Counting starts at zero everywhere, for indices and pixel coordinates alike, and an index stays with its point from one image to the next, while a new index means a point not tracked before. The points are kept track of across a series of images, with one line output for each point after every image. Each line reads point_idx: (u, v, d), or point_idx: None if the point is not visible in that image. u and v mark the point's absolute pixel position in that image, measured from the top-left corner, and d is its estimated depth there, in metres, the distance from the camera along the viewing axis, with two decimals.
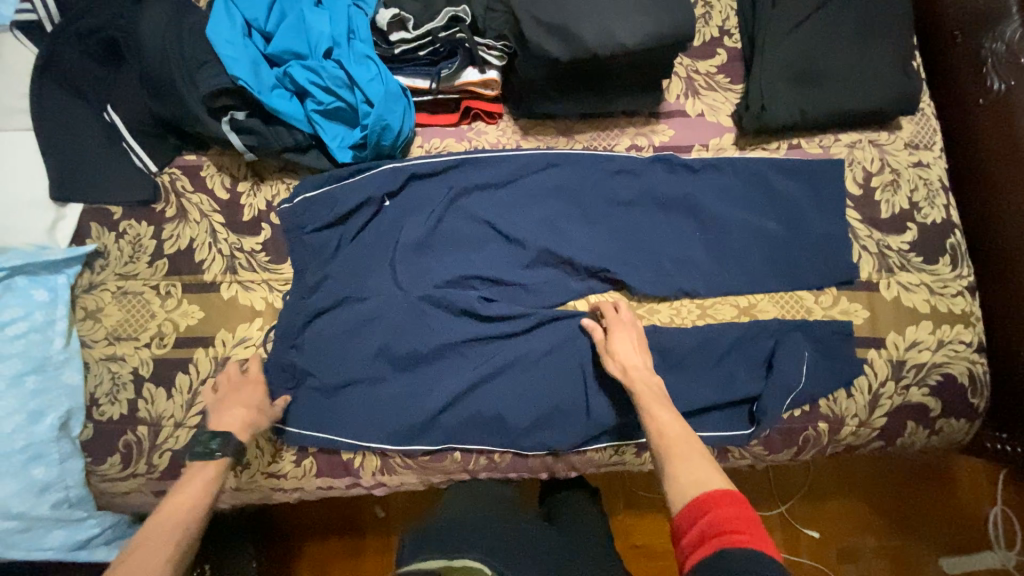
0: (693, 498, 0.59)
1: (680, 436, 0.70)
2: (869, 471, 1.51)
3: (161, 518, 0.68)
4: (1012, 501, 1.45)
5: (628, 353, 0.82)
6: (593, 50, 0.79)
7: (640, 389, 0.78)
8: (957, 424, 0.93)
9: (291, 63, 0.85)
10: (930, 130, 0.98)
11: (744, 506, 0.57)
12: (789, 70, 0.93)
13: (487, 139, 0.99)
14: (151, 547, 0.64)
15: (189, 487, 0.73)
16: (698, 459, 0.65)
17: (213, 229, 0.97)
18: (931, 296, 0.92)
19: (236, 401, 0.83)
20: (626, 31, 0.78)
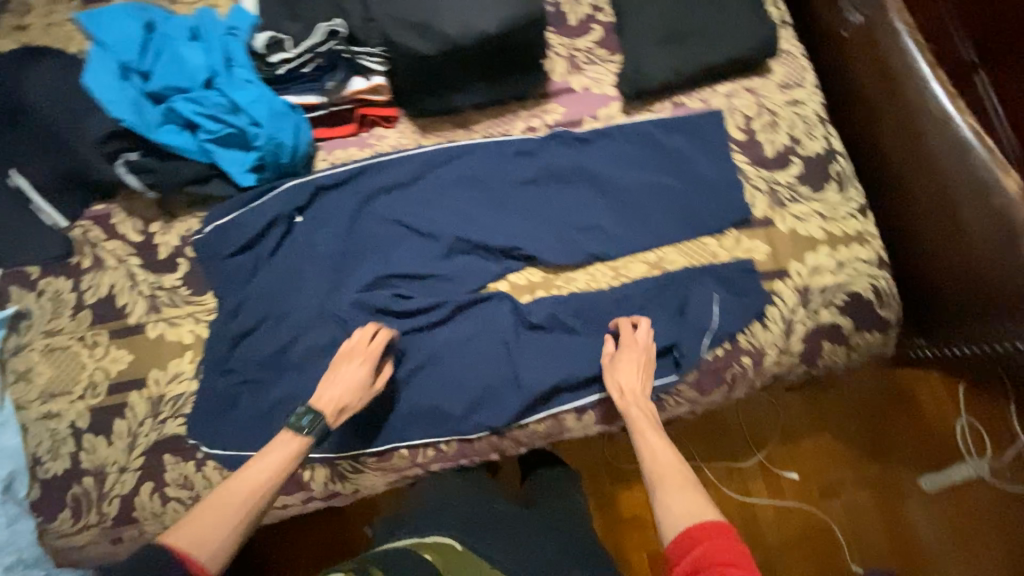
0: (684, 528, 0.65)
1: (671, 465, 0.74)
2: (835, 404, 1.53)
3: (234, 486, 0.68)
4: (976, 409, 1.47)
5: (629, 375, 0.86)
6: (454, 39, 0.90)
7: (633, 411, 0.83)
8: (872, 337, 0.96)
9: (174, 98, 0.88)
10: (799, 69, 1.04)
11: (733, 538, 0.63)
12: (656, 33, 0.99)
13: (388, 142, 1.01)
14: (221, 516, 0.64)
15: (271, 456, 0.72)
16: (691, 490, 0.69)
17: (131, 273, 0.98)
18: (824, 222, 0.98)
19: (342, 377, 0.81)
20: (482, 19, 0.90)
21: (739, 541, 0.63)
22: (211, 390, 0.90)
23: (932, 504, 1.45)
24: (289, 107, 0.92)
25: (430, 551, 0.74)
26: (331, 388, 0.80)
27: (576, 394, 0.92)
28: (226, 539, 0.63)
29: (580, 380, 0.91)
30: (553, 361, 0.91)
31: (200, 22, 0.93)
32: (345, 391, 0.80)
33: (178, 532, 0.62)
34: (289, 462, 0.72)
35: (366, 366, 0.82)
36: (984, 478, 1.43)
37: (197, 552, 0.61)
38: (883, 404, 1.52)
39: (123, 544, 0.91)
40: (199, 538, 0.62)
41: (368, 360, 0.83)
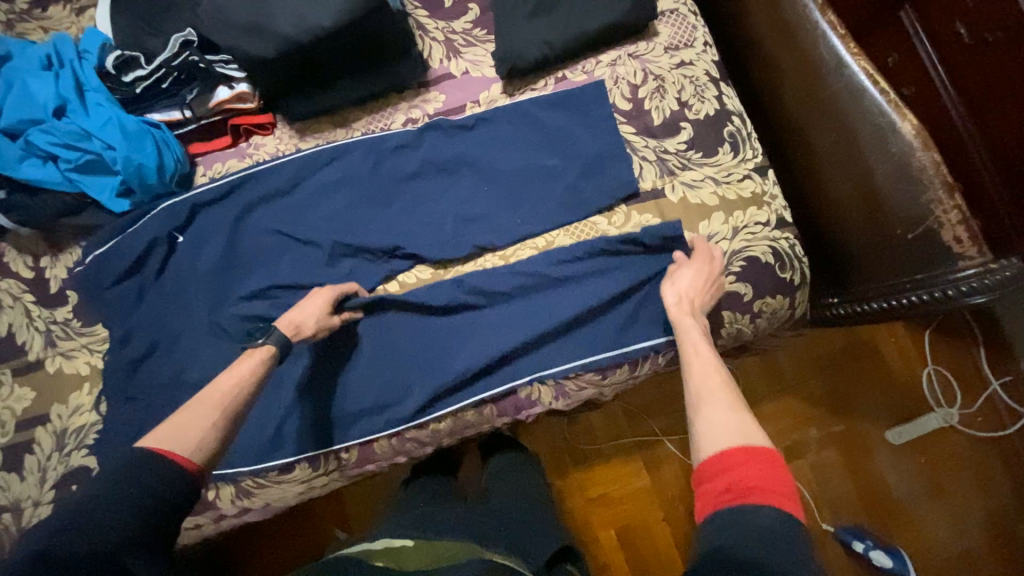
0: (725, 447, 0.61)
1: (717, 385, 0.72)
2: (799, 361, 1.47)
3: (210, 394, 0.70)
4: (941, 357, 1.42)
5: (695, 286, 0.85)
6: (294, 38, 0.85)
7: (681, 321, 0.81)
8: (775, 301, 0.93)
9: (29, 131, 0.87)
10: (688, 28, 0.99)
11: (777, 467, 0.59)
12: (525, 5, 0.93)
13: (266, 150, 0.99)
14: (199, 415, 0.66)
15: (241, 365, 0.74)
16: (726, 412, 0.66)
17: (27, 310, 0.97)
18: (718, 187, 0.94)
19: (304, 304, 0.85)
20: (318, 13, 0.85)
21: (781, 471, 0.59)
22: (109, 420, 0.89)
23: (901, 457, 1.40)
24: (146, 126, 0.90)
25: (382, 557, 0.77)
26: (292, 311, 0.84)
27: (472, 390, 0.91)
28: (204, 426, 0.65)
29: (475, 375, 0.91)
30: (446, 358, 0.91)
31: (53, 49, 0.91)
32: (308, 314, 0.83)
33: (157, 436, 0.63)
34: (254, 365, 0.74)
35: (328, 294, 0.86)
36: (953, 427, 1.39)
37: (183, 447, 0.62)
38: (845, 357, 1.46)
39: None
40: (179, 435, 0.63)
41: (332, 290, 0.87)
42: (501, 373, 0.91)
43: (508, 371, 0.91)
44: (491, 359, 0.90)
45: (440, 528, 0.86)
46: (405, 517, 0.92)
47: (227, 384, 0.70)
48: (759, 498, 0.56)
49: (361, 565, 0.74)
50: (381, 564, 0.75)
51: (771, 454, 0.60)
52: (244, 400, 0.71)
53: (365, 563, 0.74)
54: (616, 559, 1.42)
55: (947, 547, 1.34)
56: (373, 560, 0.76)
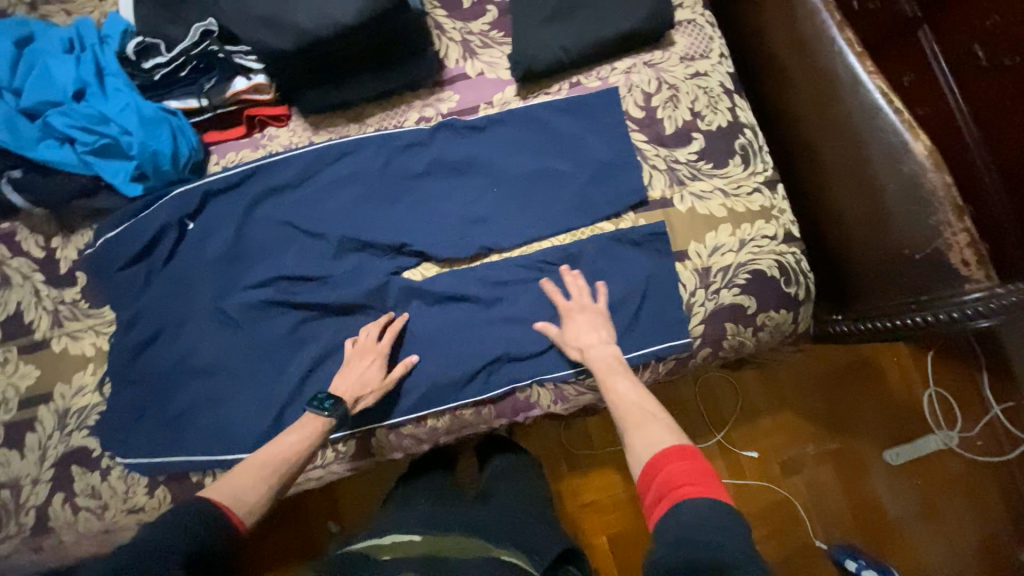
0: (647, 459, 0.65)
1: (637, 405, 0.74)
2: (795, 379, 1.46)
3: (261, 457, 0.74)
4: (943, 379, 1.41)
5: (585, 335, 0.86)
6: (313, 33, 0.86)
7: (598, 367, 0.82)
8: (779, 316, 0.94)
9: (48, 112, 0.88)
10: (704, 39, 0.99)
11: (696, 458, 0.63)
12: (543, 10, 0.94)
13: (279, 142, 0.99)
14: (251, 480, 0.70)
15: (295, 432, 0.79)
16: (652, 425, 0.70)
17: (36, 289, 0.99)
18: (727, 199, 0.94)
19: (356, 371, 0.87)
20: (339, 10, 0.85)
21: (702, 461, 0.63)
22: (117, 401, 0.92)
23: (897, 478, 1.39)
24: (164, 113, 0.91)
25: (387, 551, 0.80)
26: (347, 379, 0.86)
27: (471, 390, 0.91)
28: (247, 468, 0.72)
29: (474, 375, 0.91)
30: (448, 355, 0.92)
31: (76, 33, 0.92)
32: (359, 384, 0.86)
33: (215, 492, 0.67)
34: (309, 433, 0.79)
35: (378, 361, 0.88)
36: (951, 449, 1.38)
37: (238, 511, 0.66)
38: (846, 376, 1.45)
39: (44, 553, 0.94)
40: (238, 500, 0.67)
41: (381, 352, 0.88)
42: (501, 374, 0.91)
43: (509, 372, 0.91)
44: (493, 361, 0.91)
45: (447, 525, 0.88)
46: (413, 512, 0.94)
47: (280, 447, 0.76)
48: (686, 491, 0.59)
49: (368, 561, 0.77)
50: (387, 558, 0.78)
51: (689, 449, 0.64)
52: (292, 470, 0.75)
53: (372, 559, 0.77)
54: (607, 565, 1.42)
55: (941, 569, 1.33)
56: (378, 554, 0.79)
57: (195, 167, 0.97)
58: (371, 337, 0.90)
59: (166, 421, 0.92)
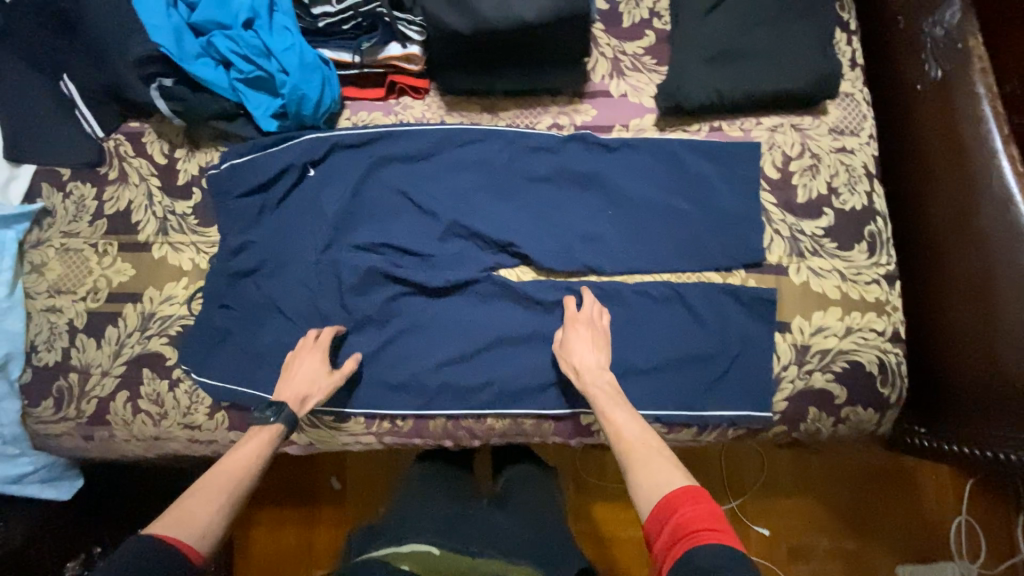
0: (660, 499, 0.63)
1: (640, 443, 0.73)
2: (828, 468, 1.41)
3: (215, 478, 0.69)
4: (978, 511, 1.35)
5: (584, 354, 0.85)
6: (492, 22, 0.86)
7: (592, 390, 0.82)
8: (865, 413, 0.91)
9: (214, 33, 0.90)
10: (858, 116, 0.97)
11: (705, 501, 0.61)
12: (708, 50, 0.92)
13: (412, 113, 1.01)
14: (196, 502, 0.65)
15: (247, 445, 0.75)
16: (662, 465, 0.68)
17: (151, 193, 1.03)
18: (843, 283, 0.91)
19: (300, 372, 0.85)
20: (522, 6, 0.86)
21: (712, 504, 0.61)
22: (205, 322, 0.95)
23: None
24: (320, 61, 0.93)
25: (407, 561, 0.78)
26: (290, 381, 0.84)
27: (537, 402, 0.90)
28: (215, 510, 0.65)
29: (547, 389, 0.90)
30: (525, 363, 0.91)
31: None
32: (305, 382, 0.84)
33: (163, 523, 0.62)
34: (266, 444, 0.76)
35: (322, 357, 0.87)
36: None
37: (188, 536, 0.62)
38: (876, 480, 1.40)
39: (95, 442, 0.97)
40: (184, 524, 0.62)
41: (323, 350, 0.87)
42: (573, 395, 0.90)
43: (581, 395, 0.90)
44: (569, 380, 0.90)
45: (467, 539, 0.85)
46: (427, 517, 0.92)
47: (240, 463, 0.72)
48: (699, 537, 0.57)
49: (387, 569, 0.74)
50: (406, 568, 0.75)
51: (698, 489, 0.63)
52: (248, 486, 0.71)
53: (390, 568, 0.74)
54: None
55: None
56: (399, 563, 0.76)
57: (331, 117, 1.00)
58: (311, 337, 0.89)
59: (245, 352, 0.94)
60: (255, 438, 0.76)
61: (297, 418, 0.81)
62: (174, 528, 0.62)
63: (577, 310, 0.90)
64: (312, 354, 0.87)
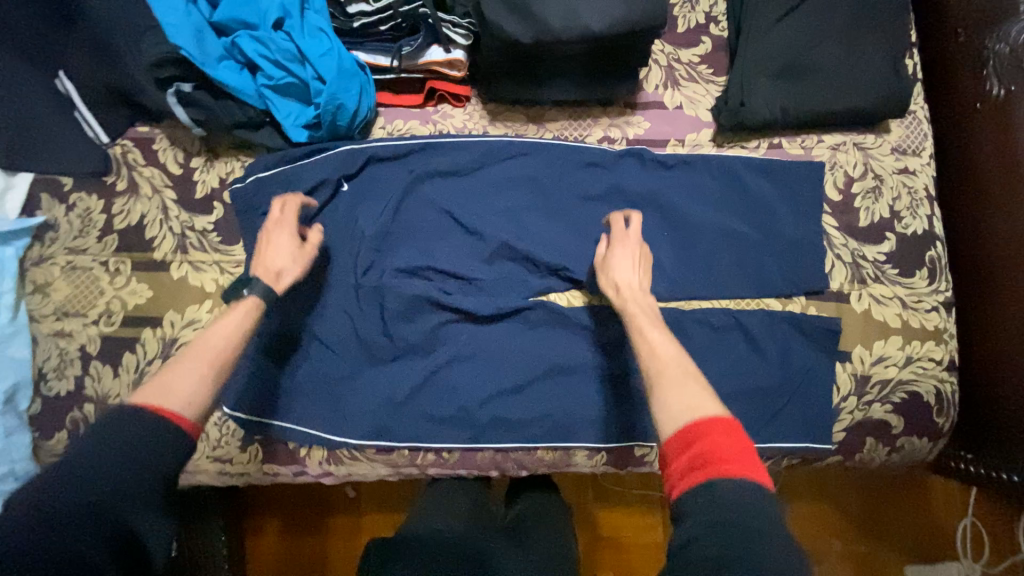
0: (688, 422, 0.57)
1: (675, 361, 0.66)
2: (842, 475, 1.35)
3: (193, 354, 0.66)
4: (986, 513, 1.29)
5: (625, 271, 0.78)
6: (558, 34, 0.74)
7: (631, 306, 0.74)
8: (919, 442, 0.90)
9: (240, 34, 0.82)
10: (920, 134, 0.93)
11: (738, 434, 0.56)
12: (773, 63, 0.87)
13: (452, 123, 0.94)
14: (177, 378, 0.63)
15: (224, 321, 0.70)
16: (690, 387, 0.62)
17: (165, 205, 0.94)
18: (904, 310, 0.89)
19: (271, 246, 0.77)
20: (590, 12, 0.73)
21: (744, 439, 0.56)
22: None
23: None
24: (357, 66, 0.85)
25: None
26: (261, 259, 0.76)
27: (589, 433, 0.87)
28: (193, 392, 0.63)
29: (601, 420, 0.87)
30: (578, 394, 0.87)
31: None
32: (279, 256, 0.76)
33: (148, 393, 0.61)
34: (238, 322, 0.70)
35: (292, 232, 0.79)
36: None
37: (174, 404, 0.60)
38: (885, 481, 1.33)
39: None
40: (169, 393, 0.61)
41: (291, 224, 0.79)
42: (629, 426, 0.87)
43: (636, 427, 0.87)
44: (623, 410, 0.87)
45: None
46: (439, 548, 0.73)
47: (216, 339, 0.68)
48: (722, 470, 0.53)
49: None
50: None
51: (731, 421, 0.57)
52: (232, 358, 0.68)
53: None
54: None
55: None
56: None
57: (366, 126, 0.92)
58: (277, 213, 0.81)
59: (279, 381, 0.88)
60: (235, 313, 0.71)
61: (275, 292, 0.74)
62: (151, 399, 0.60)
63: (625, 228, 0.83)
64: (280, 230, 0.79)
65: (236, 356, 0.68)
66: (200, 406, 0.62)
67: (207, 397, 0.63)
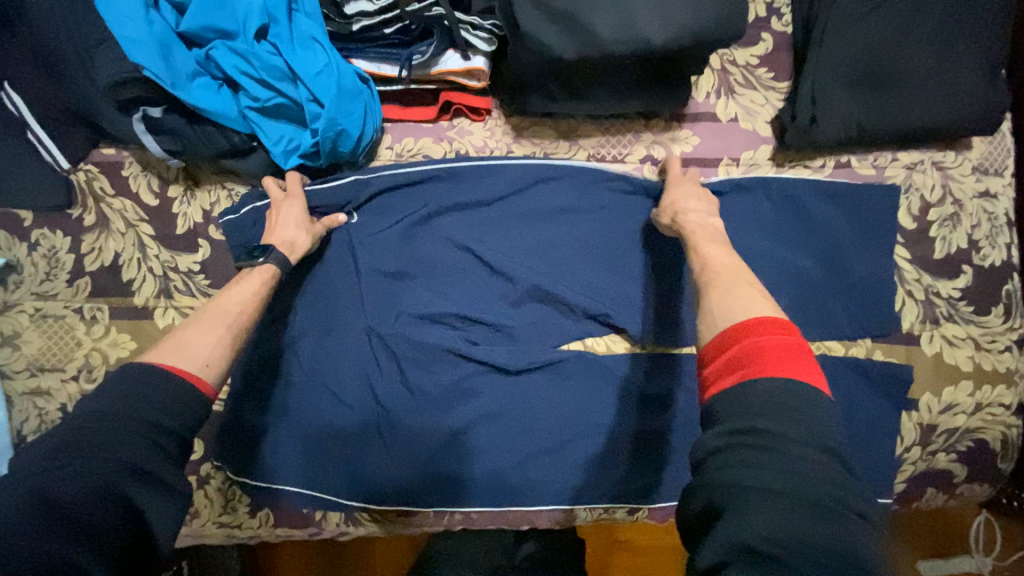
0: (729, 324, 0.53)
1: (727, 269, 0.62)
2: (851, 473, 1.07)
3: (211, 312, 0.63)
4: None
5: (688, 198, 0.73)
6: (609, 46, 0.63)
7: (690, 227, 0.69)
8: (980, 489, 0.83)
9: (217, 46, 0.68)
10: (1003, 151, 0.82)
11: (788, 332, 0.50)
12: (851, 70, 0.74)
13: (472, 141, 0.81)
14: (198, 335, 0.59)
15: (243, 284, 0.67)
16: (742, 291, 0.57)
17: (142, 242, 0.82)
18: (976, 352, 0.81)
19: (280, 219, 0.72)
20: (651, 20, 0.61)
21: (794, 338, 0.50)
22: (234, 410, 0.79)
23: None
24: (360, 81, 0.72)
25: None
26: (274, 227, 0.72)
27: (631, 490, 0.79)
28: (211, 347, 0.59)
29: (643, 477, 0.79)
30: (619, 451, 0.79)
31: None
32: (291, 225, 0.72)
33: (160, 354, 0.57)
34: (259, 287, 0.67)
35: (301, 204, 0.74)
36: None
37: (187, 364, 0.56)
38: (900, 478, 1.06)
39: None
40: (182, 351, 0.57)
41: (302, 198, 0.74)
42: (675, 483, 0.79)
43: (681, 482, 0.80)
44: (668, 466, 0.79)
45: None
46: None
47: (235, 301, 0.65)
48: (755, 368, 0.48)
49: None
50: None
51: (779, 321, 0.52)
52: (248, 325, 0.65)
53: None
54: None
55: None
56: None
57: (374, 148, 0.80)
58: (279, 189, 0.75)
59: (286, 443, 0.78)
60: (250, 280, 0.68)
61: (288, 262, 0.71)
62: (171, 356, 0.56)
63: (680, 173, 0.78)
64: (290, 204, 0.74)
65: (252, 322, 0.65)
66: (216, 370, 0.58)
67: (223, 361, 0.59)
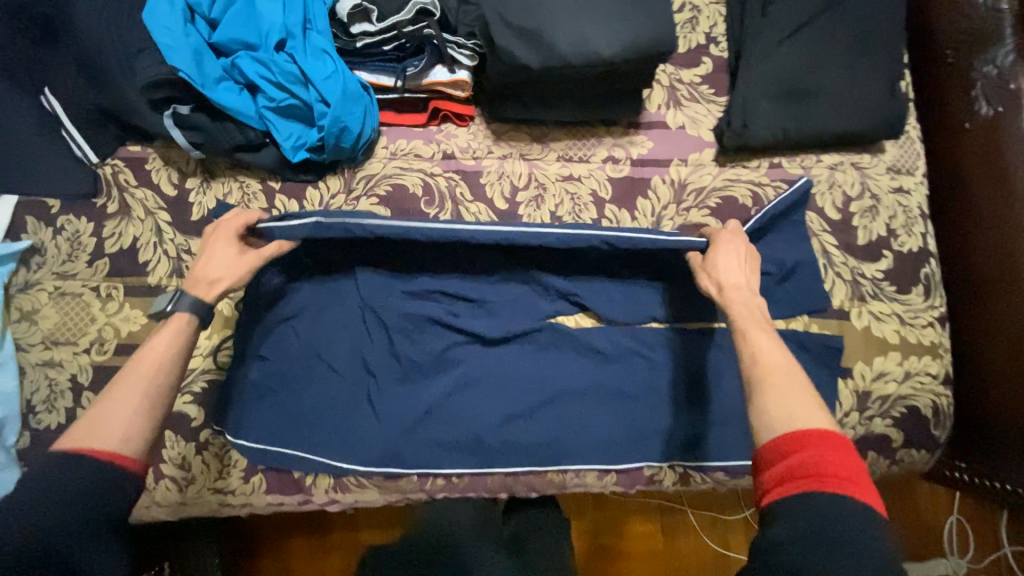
0: (790, 430, 0.55)
1: (781, 364, 0.62)
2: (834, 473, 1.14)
3: (130, 370, 0.62)
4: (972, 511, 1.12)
5: (732, 271, 0.76)
6: (567, 59, 0.76)
7: (734, 304, 0.72)
8: (919, 454, 0.91)
9: (241, 55, 0.80)
10: (913, 154, 0.96)
11: (846, 451, 0.53)
12: (775, 86, 0.89)
13: (457, 143, 0.93)
14: (113, 406, 0.58)
15: (162, 334, 0.65)
16: (797, 394, 0.59)
17: (159, 228, 0.91)
18: (901, 326, 0.91)
19: (209, 255, 0.74)
20: (601, 39, 0.76)
21: (852, 457, 0.52)
22: (234, 378, 0.85)
23: None
24: (361, 87, 0.85)
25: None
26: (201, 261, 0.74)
27: (600, 454, 0.86)
28: (128, 419, 0.58)
29: (611, 442, 0.86)
30: (587, 417, 0.87)
31: None
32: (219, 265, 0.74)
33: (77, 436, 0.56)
34: (173, 336, 0.66)
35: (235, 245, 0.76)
36: None
37: (105, 444, 0.55)
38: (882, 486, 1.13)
39: None
40: (98, 431, 0.56)
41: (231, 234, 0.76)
42: (638, 447, 0.86)
43: (645, 448, 0.86)
44: (633, 431, 0.87)
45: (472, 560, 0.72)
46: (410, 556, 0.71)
47: (156, 354, 0.64)
48: (818, 484, 0.50)
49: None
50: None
51: (837, 436, 0.54)
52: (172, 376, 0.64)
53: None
54: None
55: None
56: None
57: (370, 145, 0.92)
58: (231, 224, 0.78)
59: (281, 408, 0.85)
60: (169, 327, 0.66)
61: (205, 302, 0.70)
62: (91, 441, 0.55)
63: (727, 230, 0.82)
64: (221, 243, 0.75)
65: (176, 371, 0.64)
66: (139, 440, 0.57)
67: (147, 425, 0.59)
